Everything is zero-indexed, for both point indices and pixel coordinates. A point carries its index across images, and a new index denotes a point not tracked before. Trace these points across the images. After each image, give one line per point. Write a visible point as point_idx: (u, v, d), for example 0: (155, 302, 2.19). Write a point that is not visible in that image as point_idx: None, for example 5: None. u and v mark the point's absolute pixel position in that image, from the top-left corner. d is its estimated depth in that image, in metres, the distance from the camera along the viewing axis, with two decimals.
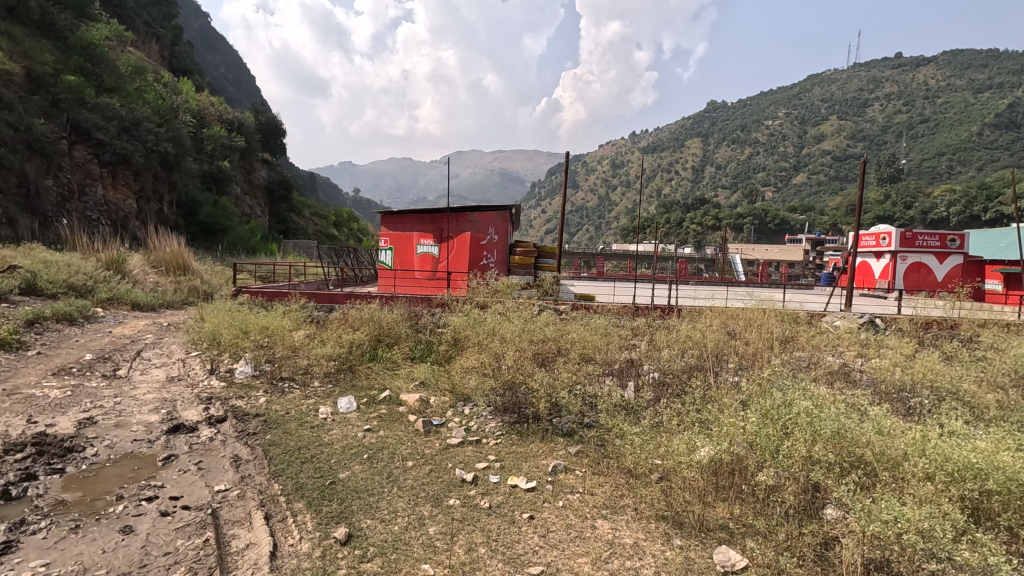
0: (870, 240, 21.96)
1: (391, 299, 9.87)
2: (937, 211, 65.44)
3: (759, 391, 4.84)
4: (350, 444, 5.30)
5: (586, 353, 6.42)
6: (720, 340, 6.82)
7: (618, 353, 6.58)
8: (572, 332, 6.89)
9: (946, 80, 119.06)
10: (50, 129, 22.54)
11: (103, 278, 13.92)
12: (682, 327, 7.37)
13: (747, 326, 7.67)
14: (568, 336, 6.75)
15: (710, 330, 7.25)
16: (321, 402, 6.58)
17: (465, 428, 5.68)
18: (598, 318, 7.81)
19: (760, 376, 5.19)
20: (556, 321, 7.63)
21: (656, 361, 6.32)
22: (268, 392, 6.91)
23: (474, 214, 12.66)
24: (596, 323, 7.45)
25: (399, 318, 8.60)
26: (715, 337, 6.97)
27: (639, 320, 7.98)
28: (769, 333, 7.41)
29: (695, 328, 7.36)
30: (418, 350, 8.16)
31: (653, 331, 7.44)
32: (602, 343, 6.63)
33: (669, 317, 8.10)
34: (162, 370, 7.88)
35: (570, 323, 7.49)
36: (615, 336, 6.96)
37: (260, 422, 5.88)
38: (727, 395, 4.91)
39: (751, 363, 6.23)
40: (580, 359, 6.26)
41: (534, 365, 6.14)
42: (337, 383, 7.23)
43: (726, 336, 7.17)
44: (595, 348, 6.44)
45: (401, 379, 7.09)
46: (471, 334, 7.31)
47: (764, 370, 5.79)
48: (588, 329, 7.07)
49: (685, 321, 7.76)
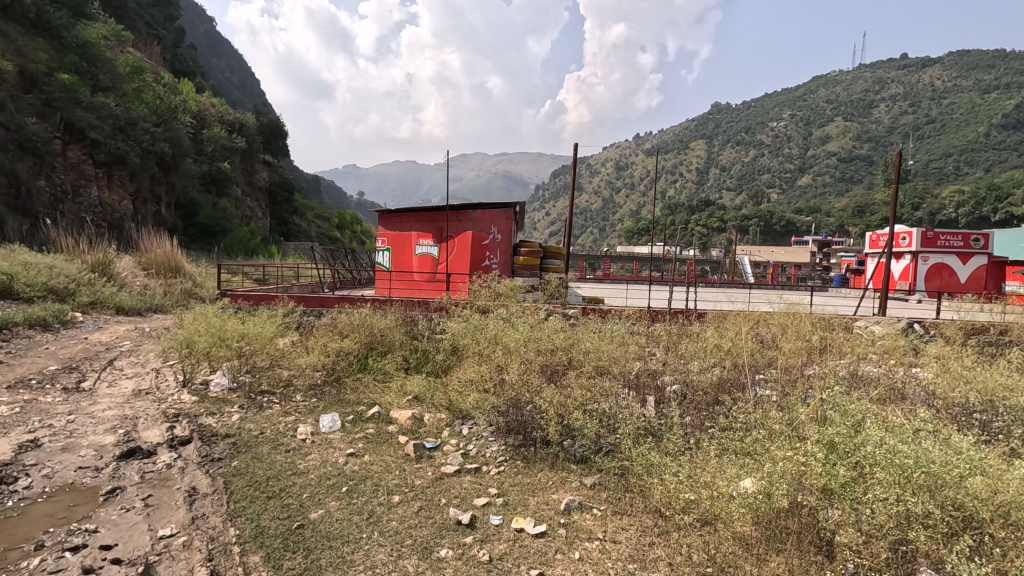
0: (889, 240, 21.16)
1: (385, 303, 9.13)
2: (945, 212, 64.62)
3: (812, 415, 4.09)
4: (327, 472, 4.55)
5: (600, 365, 5.66)
6: (753, 351, 6.05)
7: (640, 362, 5.83)
8: (587, 340, 6.16)
9: (952, 80, 118.21)
10: (43, 128, 21.98)
11: (87, 281, 13.25)
12: (710, 335, 6.59)
13: (781, 333, 6.89)
14: (581, 345, 6.01)
15: (740, 337, 6.50)
16: (302, 421, 5.83)
17: (462, 453, 4.93)
18: (613, 325, 7.04)
19: (811, 396, 4.43)
20: (567, 328, 6.87)
21: (682, 374, 5.59)
22: (243, 408, 6.18)
23: (475, 212, 11.87)
24: (612, 330, 6.71)
25: (393, 324, 7.83)
26: (746, 346, 6.22)
27: (660, 326, 7.21)
28: (807, 342, 6.64)
29: (724, 335, 6.58)
30: (413, 360, 7.40)
31: (677, 340, 6.68)
32: (620, 352, 5.90)
33: (691, 323, 7.33)
34: (130, 382, 7.12)
35: (583, 330, 6.73)
36: (634, 345, 6.22)
37: (228, 446, 5.13)
38: (774, 417, 4.15)
39: (790, 376, 5.47)
40: (595, 371, 5.52)
41: (542, 379, 5.39)
42: (321, 397, 6.47)
43: (759, 344, 6.40)
44: (611, 358, 5.67)
45: (392, 393, 6.33)
46: (472, 343, 6.56)
47: (812, 388, 5.02)
48: (602, 337, 6.33)
49: (711, 327, 7.01)
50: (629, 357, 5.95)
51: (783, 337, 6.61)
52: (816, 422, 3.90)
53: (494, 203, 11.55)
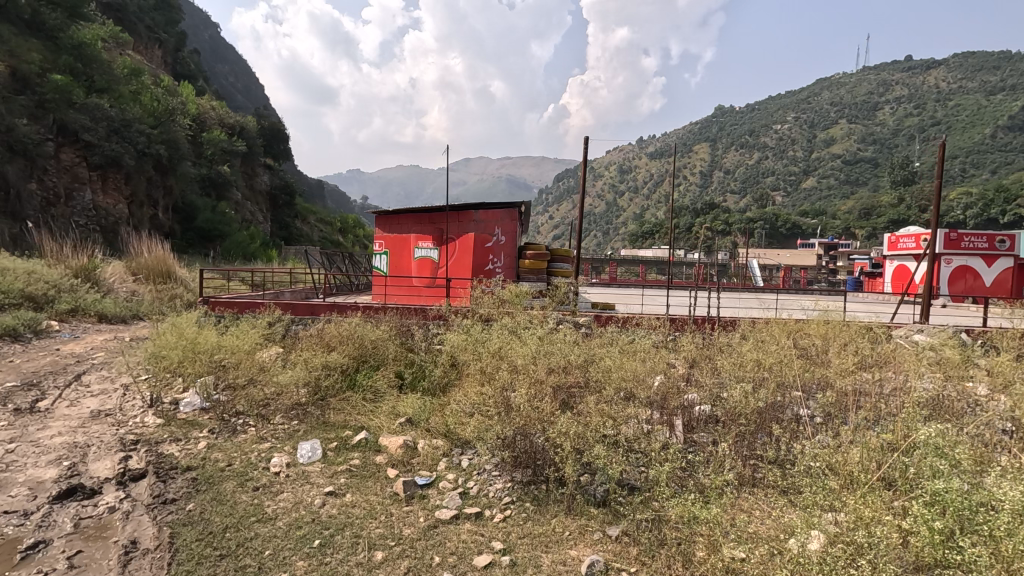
0: (907, 242, 20.26)
1: (380, 310, 8.41)
2: (952, 214, 63.50)
3: (894, 462, 3.31)
4: (300, 519, 3.80)
5: (623, 388, 4.90)
6: (796, 367, 5.27)
7: (669, 382, 5.08)
8: (608, 357, 5.41)
9: (957, 82, 117.11)
10: (34, 130, 21.41)
11: (68, 287, 12.57)
12: (744, 348, 5.85)
13: (826, 348, 6.10)
14: (598, 363, 5.26)
15: (778, 351, 5.74)
16: (278, 448, 5.08)
17: (461, 492, 4.18)
18: (633, 339, 6.26)
19: (888, 437, 3.65)
20: (582, 342, 6.12)
21: (717, 398, 4.84)
22: (213, 433, 5.44)
23: (477, 212, 11.16)
24: (632, 346, 5.96)
25: (386, 336, 7.09)
26: (786, 362, 5.46)
27: (685, 338, 6.46)
28: (855, 358, 5.85)
29: (760, 349, 5.80)
30: (409, 375, 6.65)
31: (708, 356, 5.91)
32: (644, 371, 5.14)
33: (719, 336, 6.57)
34: (93, 402, 6.37)
35: (600, 345, 5.97)
36: (660, 361, 5.46)
37: (186, 482, 4.37)
38: (846, 462, 3.37)
39: (844, 399, 4.71)
40: (617, 395, 4.76)
41: (555, 404, 4.63)
42: (303, 420, 5.73)
43: (800, 359, 5.63)
44: (633, 378, 4.93)
45: (382, 417, 5.60)
46: (472, 358, 5.83)
47: (876, 421, 4.25)
48: (622, 353, 5.59)
49: (744, 341, 6.22)
50: (656, 375, 5.21)
51: (829, 352, 5.82)
52: (907, 472, 3.12)
53: (497, 202, 10.83)
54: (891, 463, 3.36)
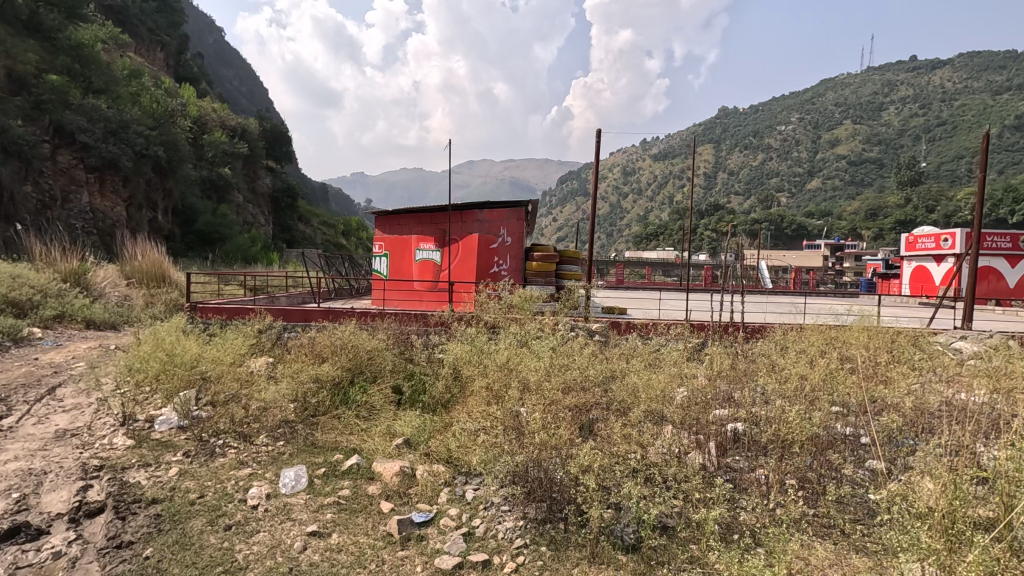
0: (926, 242, 19.56)
1: (378, 316, 7.84)
2: (960, 215, 62.33)
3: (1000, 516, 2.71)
4: (275, 570, 3.21)
5: (649, 409, 4.29)
6: (847, 384, 4.64)
7: (702, 401, 4.49)
8: (631, 376, 4.80)
9: (963, 82, 115.66)
10: (29, 131, 21.01)
11: (56, 292, 12.05)
12: (780, 360, 5.26)
13: (878, 361, 5.40)
14: (620, 383, 4.68)
15: (824, 364, 5.08)
16: (259, 476, 4.49)
17: (465, 533, 3.56)
18: (657, 354, 5.62)
19: (981, 478, 3.04)
20: (600, 356, 5.51)
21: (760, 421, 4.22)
22: (189, 456, 4.87)
23: (482, 212, 10.55)
24: (657, 362, 5.33)
25: (384, 346, 6.50)
26: (834, 377, 4.83)
27: (714, 351, 5.80)
28: (913, 371, 5.18)
29: (803, 362, 5.15)
30: (408, 389, 6.03)
31: (741, 371, 5.27)
32: (673, 390, 4.54)
33: (753, 350, 5.89)
34: (62, 419, 5.80)
35: (621, 361, 5.35)
36: (690, 377, 4.85)
37: (149, 520, 3.79)
38: (942, 513, 2.74)
39: (906, 426, 4.09)
40: (645, 419, 4.16)
41: (574, 430, 4.04)
42: (289, 441, 5.15)
43: (850, 374, 4.98)
44: (661, 401, 4.34)
45: (378, 437, 5.02)
46: (479, 375, 5.26)
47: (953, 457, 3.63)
48: (644, 369, 5.01)
49: (784, 353, 5.54)
50: (685, 391, 4.63)
51: (884, 368, 5.13)
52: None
53: (502, 201, 10.19)
54: (998, 516, 2.75)
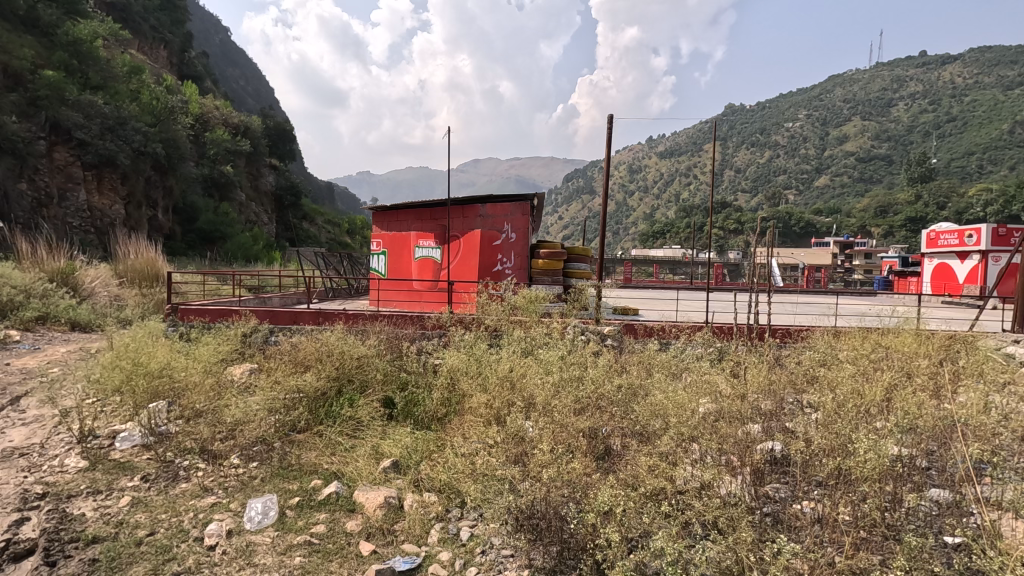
0: (949, 239, 18.73)
1: (370, 319, 7.21)
2: (971, 211, 60.96)
3: None
4: None
5: (678, 434, 3.66)
6: (914, 403, 3.96)
7: (743, 426, 3.86)
8: (658, 394, 4.17)
9: (974, 76, 113.43)
10: (24, 128, 20.52)
11: (41, 292, 11.52)
12: (823, 379, 4.60)
13: (941, 374, 4.69)
14: (644, 404, 4.03)
15: (881, 381, 4.39)
16: (224, 506, 3.88)
17: None
18: (685, 368, 4.97)
19: None
20: (621, 371, 4.87)
21: (816, 448, 3.56)
22: (148, 480, 4.27)
23: (485, 206, 9.86)
24: (686, 378, 4.68)
25: (374, 353, 5.88)
26: (894, 396, 4.17)
27: (751, 363, 5.11)
28: (985, 382, 4.47)
29: (856, 379, 4.48)
30: (400, 402, 5.38)
31: (783, 390, 4.63)
32: (709, 410, 3.92)
33: (794, 365, 5.19)
34: (17, 434, 5.19)
35: (645, 376, 4.71)
36: (727, 394, 4.21)
37: (82, 568, 3.17)
38: None
39: (989, 460, 3.44)
40: (676, 447, 3.52)
41: (591, 462, 3.40)
42: (263, 463, 4.54)
43: (912, 388, 4.31)
44: (694, 427, 3.69)
45: (363, 459, 4.41)
46: (480, 390, 4.61)
47: None
48: (669, 385, 4.36)
49: (832, 368, 4.86)
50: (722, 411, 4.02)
51: (950, 384, 4.45)
52: None
53: (506, 195, 9.54)
54: None
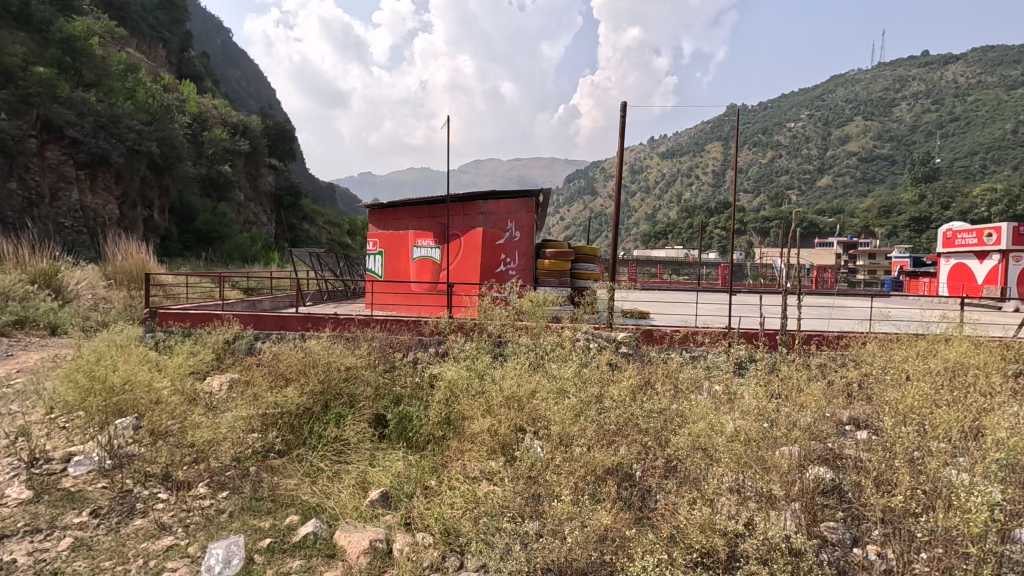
0: (967, 238, 18.10)
1: (361, 325, 6.64)
2: (976, 211, 60.29)
3: None
4: None
5: (726, 474, 3.05)
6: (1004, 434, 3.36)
7: (798, 459, 3.25)
8: (696, 422, 3.57)
9: (977, 76, 112.63)
10: (14, 126, 19.98)
11: (21, 295, 10.96)
12: (880, 403, 3.98)
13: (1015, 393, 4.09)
14: (679, 435, 3.43)
15: (953, 401, 3.78)
16: (184, 552, 3.28)
17: None
18: (716, 385, 4.38)
19: None
20: (643, 391, 4.29)
21: (893, 489, 2.95)
22: (98, 516, 3.67)
23: (487, 203, 9.28)
24: (721, 399, 4.07)
25: (364, 365, 5.30)
26: (973, 421, 3.55)
27: (792, 378, 4.50)
28: None
29: (923, 398, 3.87)
30: (392, 420, 4.79)
31: (833, 410, 4.04)
32: (759, 438, 3.32)
33: (837, 380, 4.60)
34: None
35: (673, 398, 4.11)
36: (775, 417, 3.61)
37: None
38: None
39: None
40: (725, 491, 2.92)
41: (619, 514, 2.80)
42: (233, 494, 3.94)
43: (988, 409, 3.70)
44: (744, 464, 3.08)
45: (349, 490, 3.80)
46: (483, 414, 4.01)
47: None
48: (704, 408, 3.76)
49: (888, 387, 4.24)
50: (772, 440, 3.42)
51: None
52: None
53: (510, 191, 8.95)
54: None
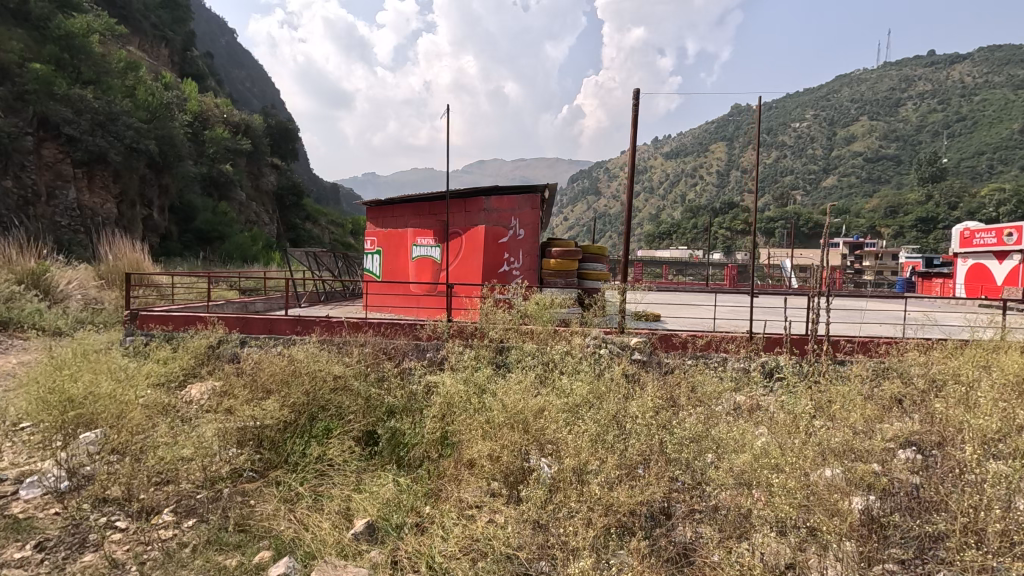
0: (986, 237, 17.47)
1: (351, 329, 6.16)
2: (984, 211, 59.32)
3: None
4: None
5: (776, 520, 2.54)
6: None
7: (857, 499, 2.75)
8: (731, 450, 3.08)
9: (984, 75, 111.40)
10: (10, 123, 19.62)
11: (7, 296, 10.53)
12: (939, 422, 3.46)
13: None
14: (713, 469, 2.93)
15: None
16: None
17: None
18: (748, 405, 3.88)
19: None
20: (665, 409, 3.80)
21: (985, 540, 2.44)
22: (43, 550, 3.19)
23: (488, 199, 8.77)
24: (756, 421, 3.57)
25: (353, 375, 4.82)
26: None
27: (831, 393, 4.00)
28: None
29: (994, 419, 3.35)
30: (383, 437, 4.31)
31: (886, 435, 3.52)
32: (810, 472, 2.81)
33: (880, 394, 4.10)
34: None
35: (700, 417, 3.61)
36: (826, 444, 3.10)
37: None
38: None
39: None
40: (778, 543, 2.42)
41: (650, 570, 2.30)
42: (201, 522, 3.47)
43: None
44: (796, 506, 2.58)
45: (331, 522, 3.31)
46: (485, 437, 3.51)
47: None
48: (740, 435, 3.26)
49: (946, 404, 3.72)
50: (823, 473, 2.92)
51: None
52: None
53: (513, 186, 8.47)
54: None
